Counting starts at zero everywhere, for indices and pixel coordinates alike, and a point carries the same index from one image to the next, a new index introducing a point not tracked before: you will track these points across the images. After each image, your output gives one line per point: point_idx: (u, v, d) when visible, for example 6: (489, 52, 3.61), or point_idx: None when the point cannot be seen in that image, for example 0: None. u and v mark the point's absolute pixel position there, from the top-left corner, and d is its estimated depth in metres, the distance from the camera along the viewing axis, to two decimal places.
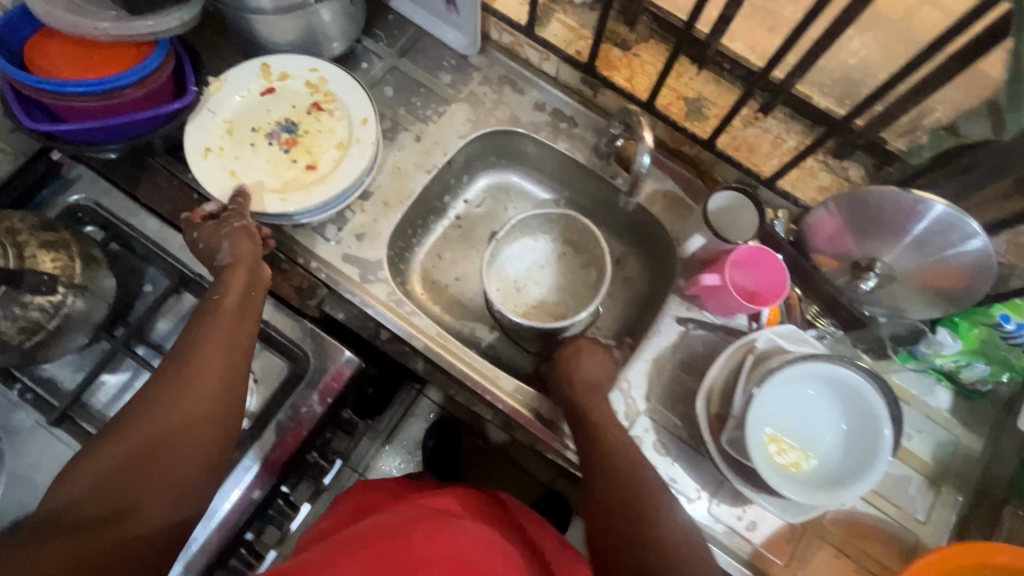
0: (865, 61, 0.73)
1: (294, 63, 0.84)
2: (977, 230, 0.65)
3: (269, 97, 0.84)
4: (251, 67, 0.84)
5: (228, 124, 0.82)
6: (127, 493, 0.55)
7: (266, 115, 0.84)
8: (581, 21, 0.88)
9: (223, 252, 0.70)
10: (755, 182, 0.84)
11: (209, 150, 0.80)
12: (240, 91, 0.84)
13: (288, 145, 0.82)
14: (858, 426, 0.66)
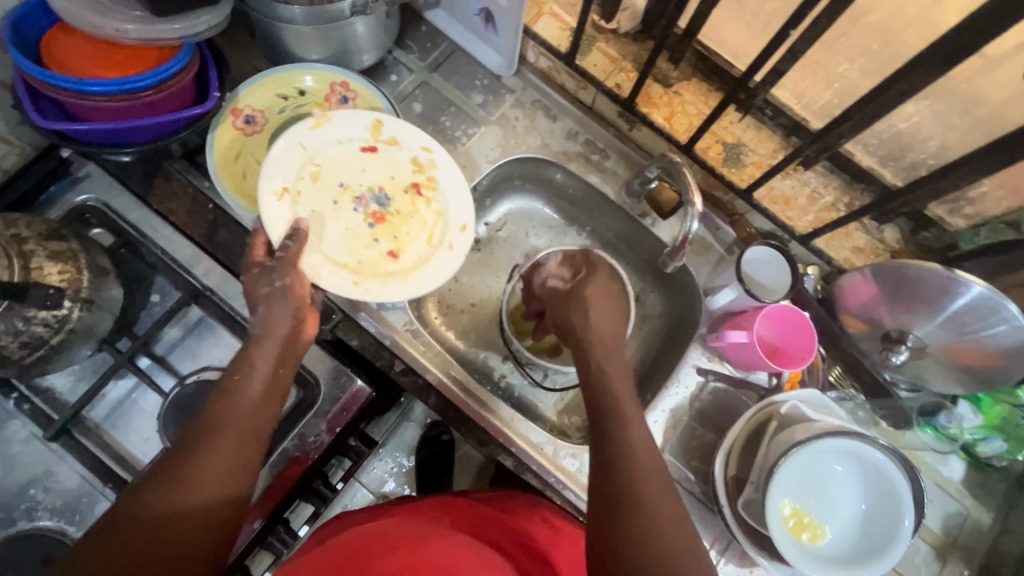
0: (916, 127, 0.71)
1: (410, 134, 0.76)
2: (1015, 316, 0.64)
3: (369, 155, 0.75)
4: (363, 118, 0.75)
5: (314, 167, 0.72)
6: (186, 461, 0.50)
7: (360, 173, 0.75)
8: (624, 52, 0.85)
9: (257, 316, 0.60)
10: (790, 237, 0.81)
11: (285, 189, 0.70)
12: (343, 137, 0.75)
13: (374, 219, 0.73)
14: (878, 506, 0.65)
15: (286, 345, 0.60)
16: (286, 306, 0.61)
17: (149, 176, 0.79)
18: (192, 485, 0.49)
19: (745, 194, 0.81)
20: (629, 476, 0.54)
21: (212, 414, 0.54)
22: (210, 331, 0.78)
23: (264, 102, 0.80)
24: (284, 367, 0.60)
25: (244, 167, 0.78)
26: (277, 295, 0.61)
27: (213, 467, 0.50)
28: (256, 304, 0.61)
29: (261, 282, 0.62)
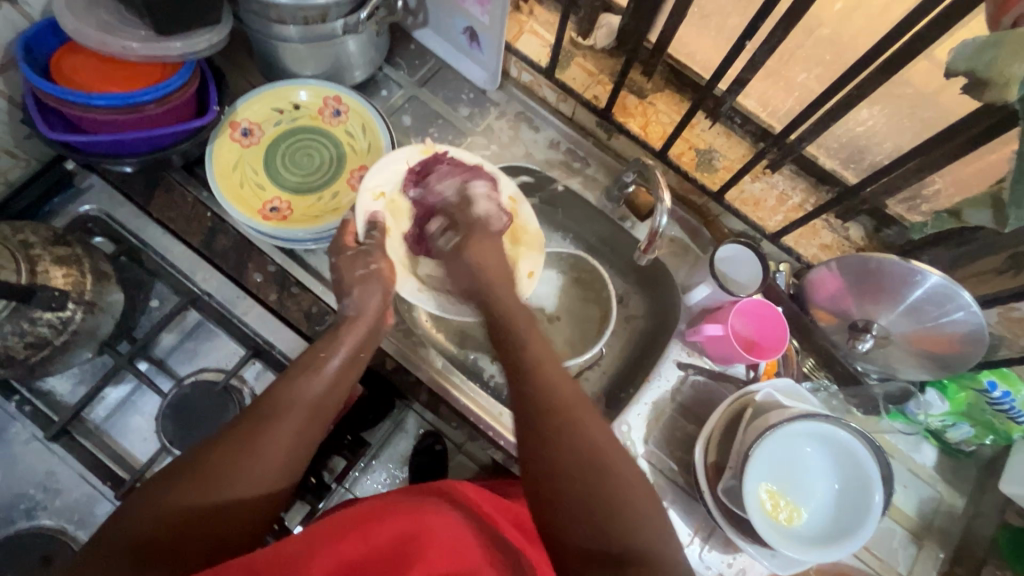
0: (871, 130, 0.77)
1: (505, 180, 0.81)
2: (969, 303, 0.68)
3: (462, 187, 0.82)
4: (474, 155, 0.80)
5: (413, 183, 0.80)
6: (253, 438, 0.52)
7: None
8: (600, 66, 0.91)
9: (352, 299, 0.67)
10: (761, 236, 0.85)
11: (382, 193, 0.77)
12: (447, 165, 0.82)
13: None
14: (851, 486, 0.69)
15: (369, 334, 0.66)
16: (377, 294, 0.68)
17: (151, 188, 0.81)
18: (247, 476, 0.50)
19: (717, 196, 0.85)
20: (581, 442, 0.53)
21: (277, 408, 0.55)
22: (208, 335, 0.81)
23: (261, 116, 0.84)
24: (363, 353, 0.64)
25: (242, 177, 0.82)
26: (369, 279, 0.69)
27: (268, 463, 0.52)
28: (350, 286, 0.68)
29: (354, 267, 0.69)
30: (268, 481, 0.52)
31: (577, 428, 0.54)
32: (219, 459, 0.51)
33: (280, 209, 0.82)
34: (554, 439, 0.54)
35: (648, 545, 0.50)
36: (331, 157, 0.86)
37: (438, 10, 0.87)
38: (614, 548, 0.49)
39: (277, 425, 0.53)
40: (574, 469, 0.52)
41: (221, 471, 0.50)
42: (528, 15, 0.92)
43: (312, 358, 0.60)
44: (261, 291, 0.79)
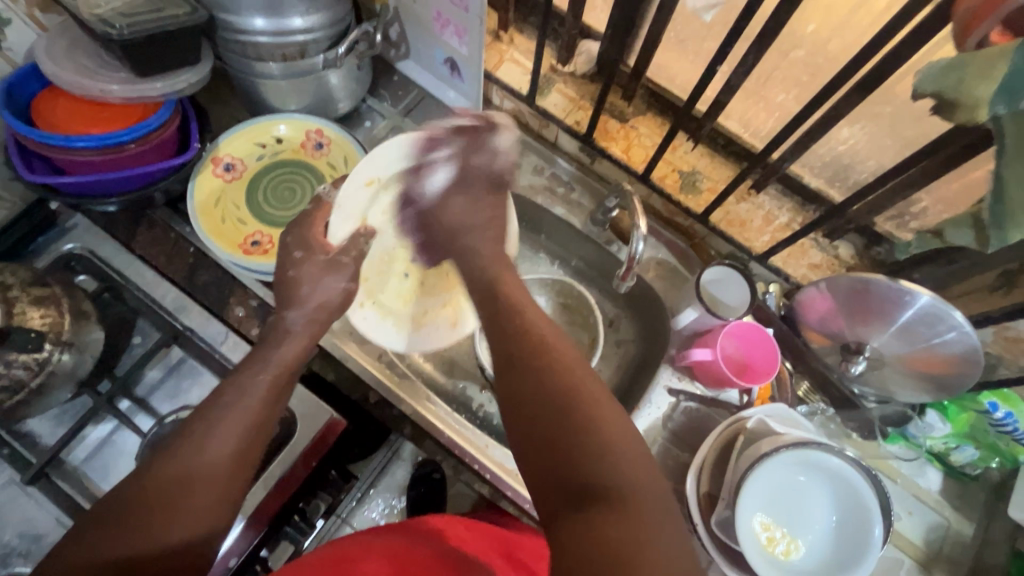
0: (854, 148, 0.75)
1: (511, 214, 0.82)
2: (960, 323, 0.66)
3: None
4: None
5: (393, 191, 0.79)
6: (174, 482, 0.48)
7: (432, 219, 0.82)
8: (581, 92, 0.91)
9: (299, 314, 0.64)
10: (748, 257, 0.84)
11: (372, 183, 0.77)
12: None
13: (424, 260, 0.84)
14: (850, 518, 0.66)
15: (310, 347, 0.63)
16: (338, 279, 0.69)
17: (135, 226, 0.83)
18: (175, 521, 0.47)
19: (702, 218, 0.85)
20: (556, 390, 0.48)
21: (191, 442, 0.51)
22: (191, 372, 0.80)
23: (244, 151, 0.85)
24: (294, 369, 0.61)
25: (223, 213, 0.82)
26: (339, 293, 0.69)
27: (199, 502, 0.49)
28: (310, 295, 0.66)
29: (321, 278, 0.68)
30: (201, 520, 0.48)
31: (558, 370, 0.49)
32: (142, 504, 0.47)
33: (261, 242, 0.82)
34: (534, 374, 0.50)
35: (631, 481, 0.44)
36: (314, 189, 0.86)
37: (418, 42, 0.88)
38: (589, 484, 0.44)
39: (198, 461, 0.50)
40: (548, 418, 0.47)
41: (145, 519, 0.46)
42: (508, 43, 0.92)
43: (242, 380, 0.56)
44: (241, 325, 0.81)
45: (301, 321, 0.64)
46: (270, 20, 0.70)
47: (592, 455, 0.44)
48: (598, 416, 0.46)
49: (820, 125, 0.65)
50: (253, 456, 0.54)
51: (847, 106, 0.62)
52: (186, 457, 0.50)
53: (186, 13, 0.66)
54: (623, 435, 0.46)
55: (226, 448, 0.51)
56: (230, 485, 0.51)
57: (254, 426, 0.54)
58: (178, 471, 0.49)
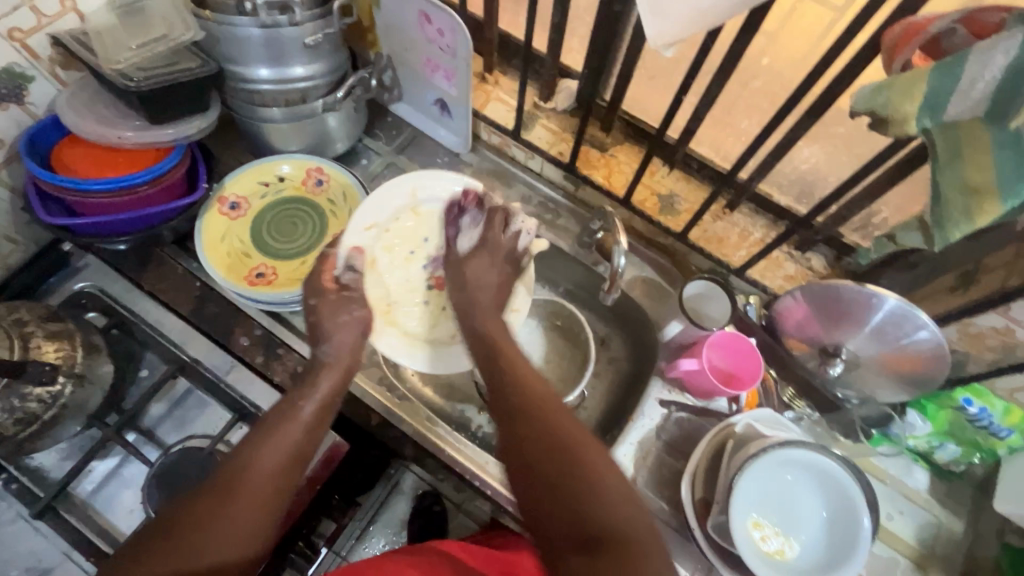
0: (816, 167, 0.83)
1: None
2: (926, 322, 0.70)
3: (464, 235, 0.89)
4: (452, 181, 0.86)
5: (415, 208, 0.86)
6: (219, 495, 0.52)
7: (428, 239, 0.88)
8: (563, 125, 0.98)
9: (330, 345, 0.71)
10: (727, 271, 0.89)
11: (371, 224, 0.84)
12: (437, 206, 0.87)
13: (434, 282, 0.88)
14: (838, 512, 0.69)
15: (346, 375, 0.69)
16: (352, 335, 0.73)
17: (144, 263, 0.85)
18: (217, 534, 0.49)
19: (681, 236, 0.90)
20: (554, 439, 0.53)
21: (237, 457, 0.55)
22: (197, 404, 0.83)
23: (248, 190, 0.90)
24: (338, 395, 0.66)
25: (229, 248, 0.86)
26: (348, 326, 0.74)
27: (240, 518, 0.51)
28: (328, 329, 0.72)
29: (335, 315, 0.73)
30: (233, 546, 0.50)
31: (545, 418, 0.55)
32: (191, 515, 0.50)
33: (265, 274, 0.86)
34: (527, 424, 0.55)
35: (623, 526, 0.48)
36: (315, 223, 0.91)
37: (410, 85, 0.95)
38: (592, 530, 0.48)
39: (243, 476, 0.53)
40: (546, 458, 0.52)
41: (190, 531, 0.49)
42: (493, 84, 1.00)
43: (288, 406, 0.62)
44: (247, 354, 0.82)
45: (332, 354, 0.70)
46: (273, 70, 0.77)
47: (585, 505, 0.49)
48: (588, 470, 0.51)
49: (780, 146, 0.71)
50: (292, 476, 0.56)
51: (803, 127, 0.68)
52: (236, 481, 0.53)
53: (199, 67, 0.73)
54: (609, 483, 0.51)
55: (268, 475, 0.54)
56: (267, 508, 0.53)
57: (294, 453, 0.58)
58: (224, 490, 0.52)
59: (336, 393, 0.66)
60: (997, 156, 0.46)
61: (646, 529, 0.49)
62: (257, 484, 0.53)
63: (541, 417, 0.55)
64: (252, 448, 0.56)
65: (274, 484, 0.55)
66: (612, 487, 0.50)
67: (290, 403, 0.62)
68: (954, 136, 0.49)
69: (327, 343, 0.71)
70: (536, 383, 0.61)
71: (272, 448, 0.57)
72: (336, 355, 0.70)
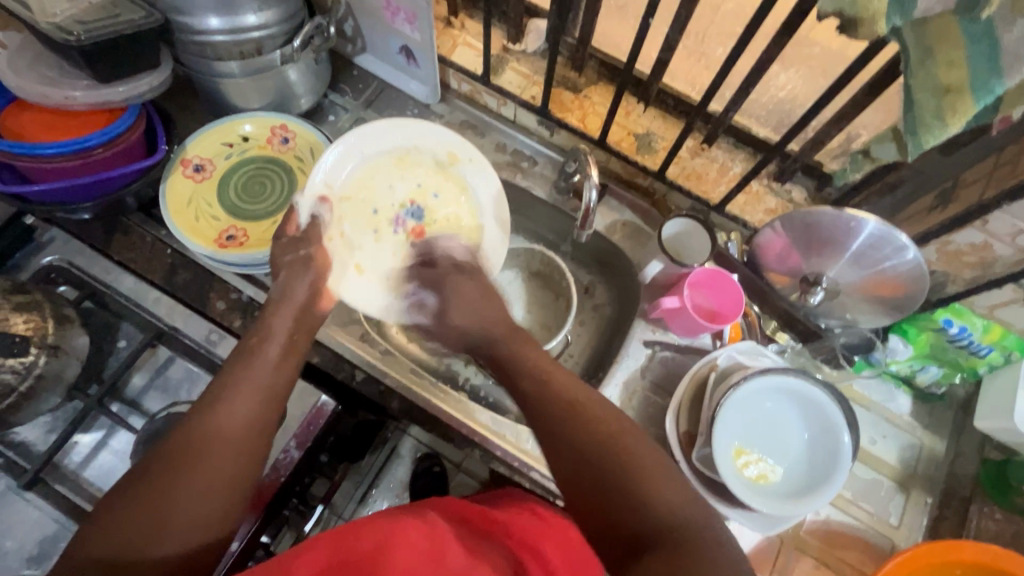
0: (792, 93, 0.82)
1: (427, 136, 0.83)
2: (906, 243, 0.69)
3: (407, 189, 0.84)
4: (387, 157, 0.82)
5: (342, 195, 0.80)
6: (184, 454, 0.52)
7: (390, 193, 0.83)
8: (534, 68, 0.94)
9: (279, 282, 0.69)
10: (707, 209, 0.87)
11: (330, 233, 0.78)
12: (409, 138, 0.82)
13: (416, 232, 0.82)
14: (819, 434, 0.70)
15: (301, 315, 0.68)
16: (306, 275, 0.71)
17: (111, 233, 0.84)
18: (179, 501, 0.50)
19: (659, 175, 0.88)
20: (601, 439, 0.53)
21: (200, 415, 0.55)
22: (182, 373, 0.82)
23: (211, 151, 0.87)
24: (298, 335, 0.66)
25: (197, 211, 0.84)
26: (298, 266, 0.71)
27: (205, 476, 0.52)
28: (278, 269, 0.71)
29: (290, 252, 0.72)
30: (201, 527, 0.51)
31: (590, 422, 0.55)
32: (158, 474, 0.51)
33: (236, 236, 0.83)
34: (569, 431, 0.55)
35: (668, 517, 0.49)
36: (282, 181, 0.88)
37: (371, 31, 0.90)
38: (641, 527, 0.49)
39: (213, 428, 0.54)
40: (600, 465, 0.52)
41: (155, 493, 0.50)
42: (460, 29, 0.96)
43: (245, 350, 0.62)
44: (224, 318, 0.82)
45: (301, 294, 0.69)
46: (224, 19, 0.73)
47: (632, 499, 0.50)
48: (632, 473, 0.51)
49: (753, 72, 0.69)
50: (263, 428, 0.57)
51: (775, 46, 0.65)
52: (193, 458, 0.52)
53: (142, 18, 0.69)
54: (652, 470, 0.51)
55: (232, 448, 0.54)
56: (237, 461, 0.54)
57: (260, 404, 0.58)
58: (183, 468, 0.51)
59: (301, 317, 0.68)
60: (969, 50, 0.45)
61: (690, 520, 0.49)
62: (219, 461, 0.53)
63: (583, 421, 0.55)
64: (223, 403, 0.56)
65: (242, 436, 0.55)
66: (654, 493, 0.50)
67: (249, 347, 0.62)
68: (925, 34, 0.47)
69: (276, 280, 0.70)
70: (556, 372, 0.61)
71: (231, 408, 0.56)
72: (285, 295, 0.68)
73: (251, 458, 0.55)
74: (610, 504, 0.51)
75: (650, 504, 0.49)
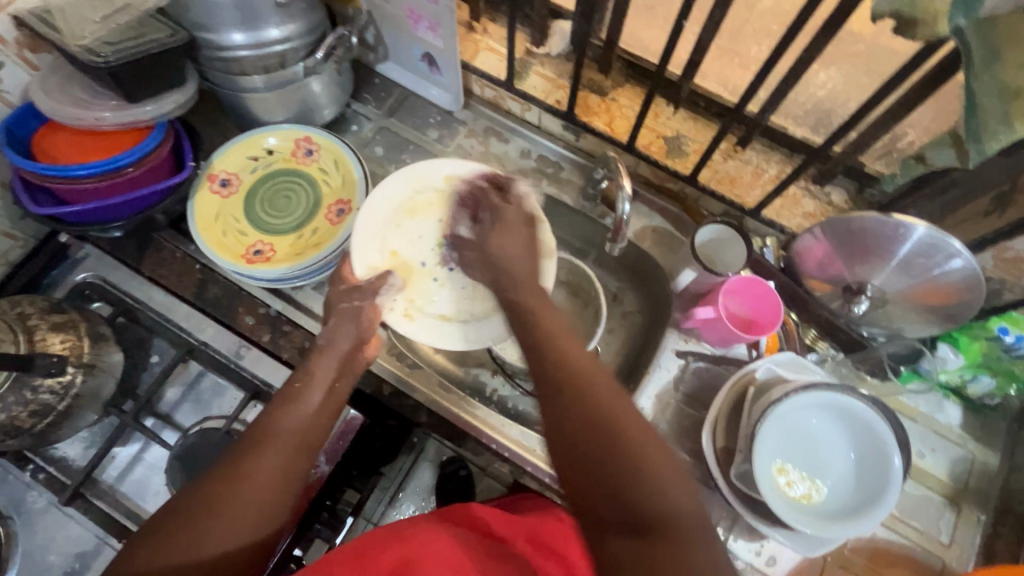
0: (833, 91, 0.78)
1: (428, 169, 0.82)
2: (960, 250, 0.65)
3: (434, 227, 0.82)
4: (387, 193, 0.81)
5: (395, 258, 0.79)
6: (232, 480, 0.52)
7: (420, 240, 0.81)
8: (559, 71, 0.92)
9: (326, 331, 0.67)
10: (741, 214, 0.84)
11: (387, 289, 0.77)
12: (419, 186, 0.82)
13: None
14: (868, 453, 0.67)
15: (346, 364, 0.66)
16: (351, 325, 0.69)
17: (142, 248, 0.85)
18: (222, 525, 0.50)
19: (690, 179, 0.85)
20: (602, 412, 0.47)
21: (255, 445, 0.55)
22: (211, 386, 0.83)
23: (237, 166, 0.87)
24: (340, 380, 0.65)
25: (224, 226, 0.84)
26: (347, 314, 0.70)
27: (250, 504, 0.51)
28: (328, 316, 0.69)
29: (344, 297, 0.72)
30: (238, 533, 0.50)
31: (595, 393, 0.48)
32: (206, 496, 0.51)
33: (263, 251, 0.83)
34: (575, 401, 0.48)
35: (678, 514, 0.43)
36: (307, 195, 0.88)
37: (393, 40, 0.89)
38: (637, 514, 0.43)
39: (261, 457, 0.54)
40: (597, 429, 0.46)
41: (199, 513, 0.50)
42: (482, 33, 0.94)
43: (291, 389, 0.61)
44: (253, 333, 0.83)
45: (349, 336, 0.68)
46: (248, 34, 0.73)
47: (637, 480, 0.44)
48: (636, 449, 0.45)
49: (794, 72, 0.65)
50: (304, 463, 0.57)
51: (819, 45, 0.61)
52: (236, 488, 0.51)
53: (167, 37, 0.69)
54: (656, 450, 0.46)
55: (272, 455, 0.54)
56: (275, 498, 0.53)
57: (301, 443, 0.57)
58: (223, 493, 0.51)
59: (348, 361, 0.67)
60: None
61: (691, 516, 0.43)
62: (263, 469, 0.53)
63: (588, 391, 0.49)
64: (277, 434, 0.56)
65: (286, 475, 0.54)
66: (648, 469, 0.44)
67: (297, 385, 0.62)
68: (993, 34, 0.44)
69: (323, 328, 0.68)
70: (564, 336, 0.55)
71: (280, 436, 0.56)
72: (331, 342, 0.66)
73: (290, 480, 0.54)
74: (605, 466, 0.45)
75: (650, 493, 0.43)
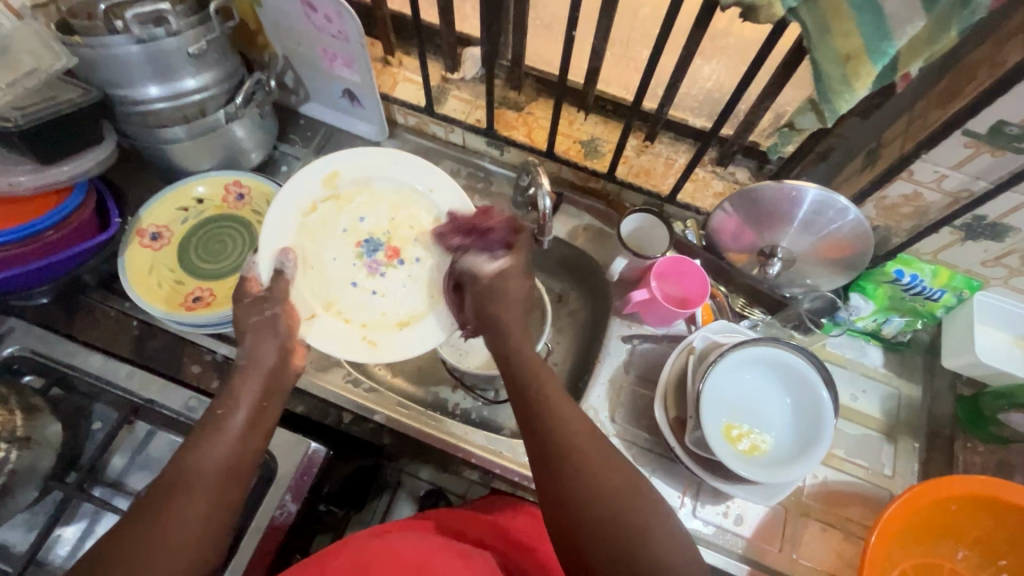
0: (718, 83, 0.87)
1: (303, 180, 0.81)
2: (846, 204, 0.73)
3: (342, 241, 0.83)
4: (280, 230, 0.79)
5: (330, 303, 0.80)
6: (148, 529, 0.51)
7: (337, 261, 0.82)
8: (475, 93, 0.97)
9: (244, 347, 0.68)
10: (660, 201, 0.90)
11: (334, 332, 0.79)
12: (304, 208, 0.81)
13: (391, 254, 0.84)
14: (801, 397, 0.73)
15: (269, 380, 0.67)
16: (274, 337, 0.70)
17: (71, 314, 0.83)
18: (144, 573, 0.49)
19: (609, 176, 0.91)
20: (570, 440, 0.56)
21: (173, 484, 0.54)
22: (161, 444, 0.80)
23: (166, 217, 0.87)
24: (268, 401, 0.65)
25: (158, 278, 0.83)
26: (263, 325, 0.71)
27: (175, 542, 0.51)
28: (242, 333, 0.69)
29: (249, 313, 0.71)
30: None
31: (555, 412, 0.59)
32: (121, 550, 0.49)
33: (203, 296, 0.83)
34: (553, 433, 0.57)
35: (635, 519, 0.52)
36: (243, 237, 0.88)
37: (312, 80, 0.93)
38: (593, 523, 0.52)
39: (175, 503, 0.53)
40: (571, 449, 0.56)
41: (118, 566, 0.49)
42: (398, 66, 0.99)
43: (211, 418, 0.61)
44: (201, 381, 0.81)
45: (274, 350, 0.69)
46: (163, 87, 0.74)
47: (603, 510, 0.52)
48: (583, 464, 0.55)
49: (678, 67, 0.73)
50: (229, 498, 0.56)
51: (693, 40, 0.69)
52: (152, 538, 0.50)
53: (79, 95, 0.70)
54: (595, 457, 0.55)
55: (194, 503, 0.53)
56: (194, 537, 0.52)
57: (224, 478, 0.56)
58: (139, 545, 0.50)
59: (274, 383, 0.67)
60: (859, 19, 0.50)
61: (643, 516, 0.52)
62: (183, 520, 0.52)
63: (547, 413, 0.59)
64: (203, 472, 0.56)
65: (207, 515, 0.54)
66: (637, 518, 0.52)
67: (213, 415, 0.61)
68: (820, 10, 0.51)
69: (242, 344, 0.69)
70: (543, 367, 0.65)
71: (199, 468, 0.56)
72: (252, 360, 0.67)
73: (213, 519, 0.54)
74: (591, 490, 0.53)
75: (616, 492, 0.53)
